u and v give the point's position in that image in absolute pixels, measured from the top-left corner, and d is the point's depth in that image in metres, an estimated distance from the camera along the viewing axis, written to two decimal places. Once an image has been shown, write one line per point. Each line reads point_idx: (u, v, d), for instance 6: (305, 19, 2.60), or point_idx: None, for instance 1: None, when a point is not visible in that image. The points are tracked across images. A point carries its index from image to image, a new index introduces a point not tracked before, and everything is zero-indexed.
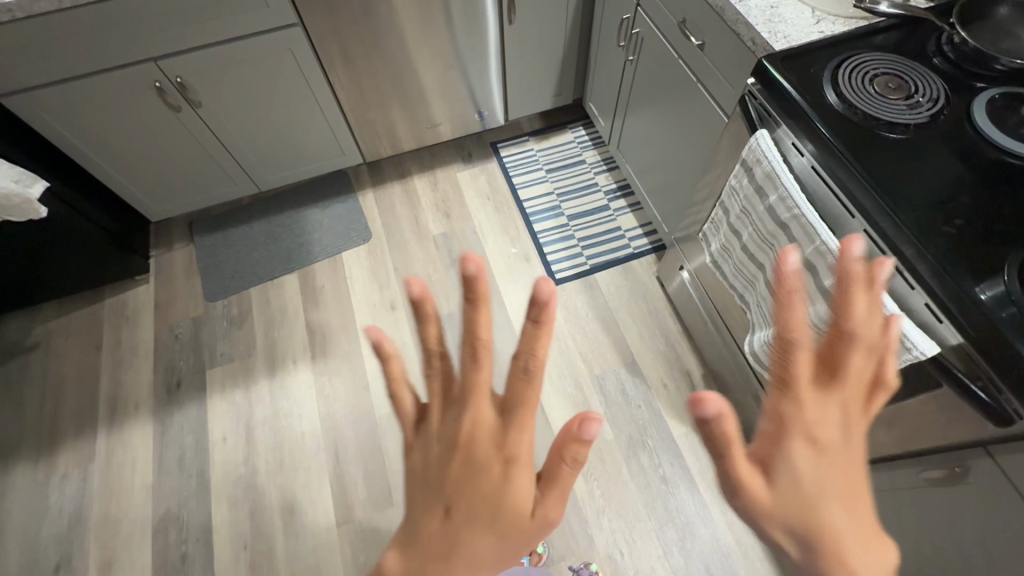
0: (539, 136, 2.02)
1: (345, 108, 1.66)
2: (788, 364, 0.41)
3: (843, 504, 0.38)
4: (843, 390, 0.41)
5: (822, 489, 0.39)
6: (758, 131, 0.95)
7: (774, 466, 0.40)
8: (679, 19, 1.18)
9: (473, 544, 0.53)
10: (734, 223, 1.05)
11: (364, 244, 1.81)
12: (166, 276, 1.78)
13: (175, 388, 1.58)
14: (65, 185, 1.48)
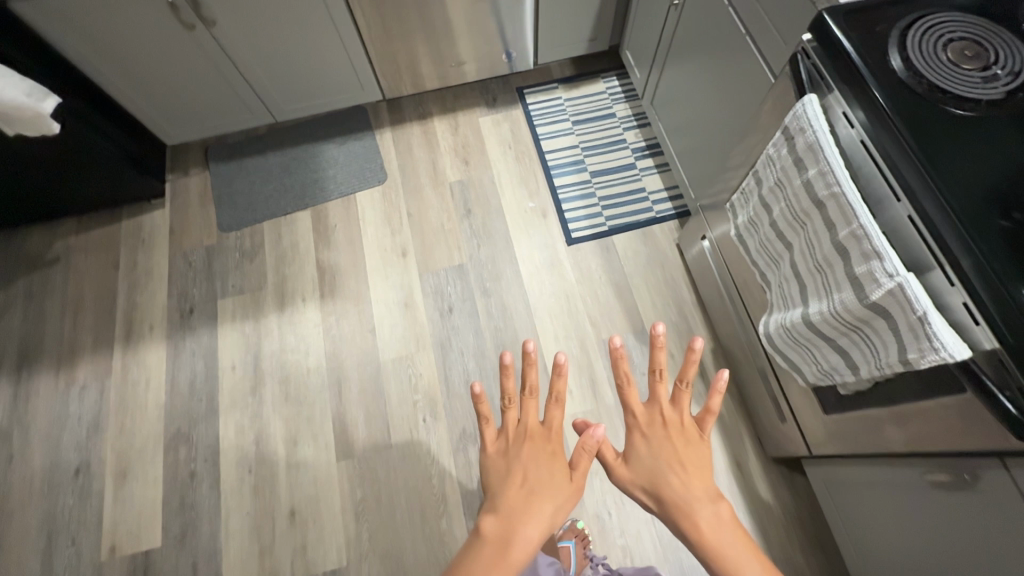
0: (569, 84, 1.89)
1: (365, 39, 1.57)
2: (628, 397, 0.72)
3: (675, 470, 0.65)
4: (659, 407, 0.71)
5: (655, 462, 0.66)
6: (807, 95, 0.85)
7: (631, 457, 0.68)
8: None
9: (545, 505, 0.63)
10: (766, 196, 0.97)
11: (379, 186, 1.77)
12: (183, 201, 1.77)
13: (188, 314, 1.60)
14: (84, 105, 1.46)
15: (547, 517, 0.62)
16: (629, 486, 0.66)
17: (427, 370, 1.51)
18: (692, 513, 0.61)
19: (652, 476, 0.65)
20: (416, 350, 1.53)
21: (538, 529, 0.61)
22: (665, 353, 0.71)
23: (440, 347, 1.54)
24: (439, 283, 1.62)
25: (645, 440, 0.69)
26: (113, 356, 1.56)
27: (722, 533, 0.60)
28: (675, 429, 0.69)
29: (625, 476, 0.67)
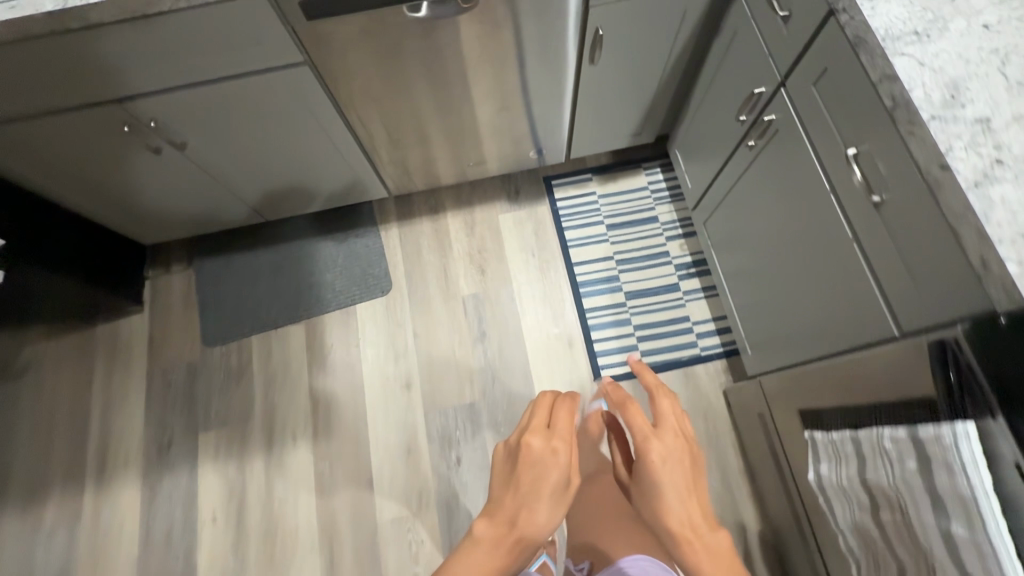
0: (605, 177, 1.63)
1: (369, 146, 1.32)
2: (637, 417, 0.73)
3: (675, 486, 0.67)
4: (667, 428, 0.72)
5: (664, 484, 0.67)
6: (962, 419, 0.61)
7: (640, 474, 0.69)
8: (851, 148, 0.79)
9: (537, 509, 0.59)
10: (871, 488, 0.75)
11: (383, 297, 1.55)
12: (163, 305, 1.57)
13: (166, 449, 1.43)
14: (33, 240, 1.24)
15: (541, 530, 0.59)
16: (639, 494, 0.70)
17: (429, 534, 1.33)
18: (682, 532, 0.64)
19: (654, 484, 0.67)
20: (419, 509, 1.35)
21: (532, 539, 0.58)
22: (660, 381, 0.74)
23: (446, 508, 1.35)
24: (447, 426, 1.42)
25: (663, 460, 0.68)
26: (83, 497, 1.40)
27: (709, 550, 0.63)
28: (684, 449, 0.70)
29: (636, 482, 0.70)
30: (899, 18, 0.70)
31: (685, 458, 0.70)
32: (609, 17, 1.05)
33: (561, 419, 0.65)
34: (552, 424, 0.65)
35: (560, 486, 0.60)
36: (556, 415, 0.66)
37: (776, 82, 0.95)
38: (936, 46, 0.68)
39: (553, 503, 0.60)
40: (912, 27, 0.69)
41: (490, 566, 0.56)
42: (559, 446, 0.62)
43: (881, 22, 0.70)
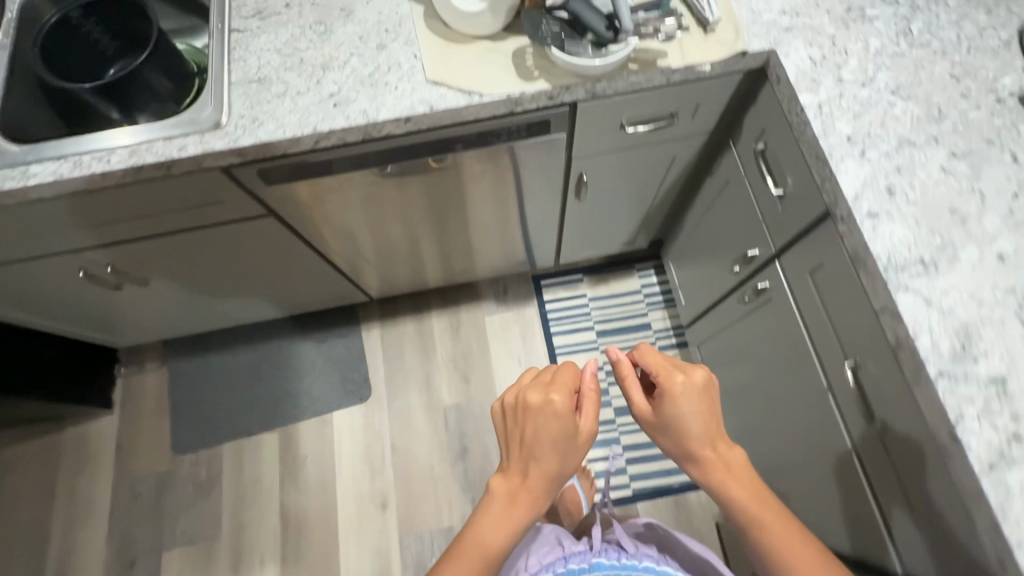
0: (596, 279, 1.56)
1: (345, 266, 1.26)
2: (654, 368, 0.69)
3: (695, 415, 0.65)
4: (685, 371, 0.68)
5: (686, 422, 0.65)
6: None
7: (665, 420, 0.67)
8: (850, 358, 0.71)
9: (549, 457, 0.61)
10: None
11: (361, 405, 1.48)
12: (133, 408, 1.51)
13: (128, 569, 1.36)
14: None
15: (555, 479, 0.61)
16: (651, 424, 0.69)
17: None
18: (699, 452, 0.65)
19: (678, 417, 0.66)
20: None
21: (546, 485, 0.61)
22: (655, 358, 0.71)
23: None
24: (423, 553, 1.34)
25: (680, 410, 0.65)
26: None
27: (725, 472, 0.65)
28: (705, 396, 0.66)
29: (644, 412, 0.69)
30: (902, 241, 0.63)
31: (708, 409, 0.66)
32: (595, 164, 0.98)
33: (561, 384, 0.65)
34: (554, 383, 0.65)
35: (562, 444, 0.61)
36: (558, 380, 0.66)
37: (770, 250, 0.87)
38: (944, 279, 0.61)
39: (560, 468, 0.62)
40: (917, 254, 0.62)
41: (514, 515, 0.61)
42: (561, 408, 0.62)
43: (883, 245, 0.63)
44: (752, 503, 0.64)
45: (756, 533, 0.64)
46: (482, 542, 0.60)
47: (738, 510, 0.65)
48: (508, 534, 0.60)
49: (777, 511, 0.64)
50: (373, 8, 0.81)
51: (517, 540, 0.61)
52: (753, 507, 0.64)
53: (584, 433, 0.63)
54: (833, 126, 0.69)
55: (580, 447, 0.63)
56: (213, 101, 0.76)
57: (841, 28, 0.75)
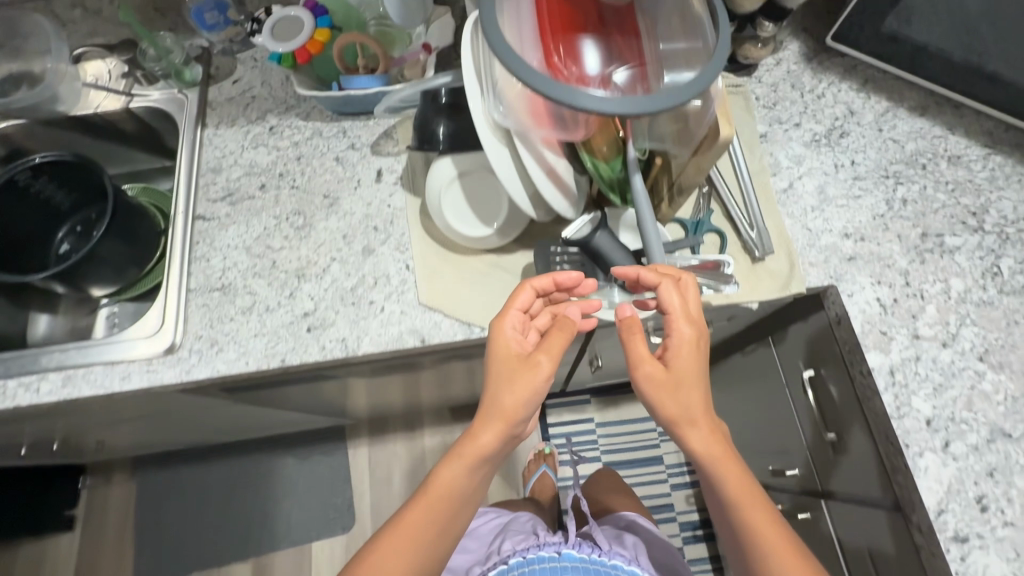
0: (603, 399, 1.40)
1: (330, 407, 1.13)
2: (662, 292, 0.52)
3: (693, 380, 0.50)
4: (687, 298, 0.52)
5: (680, 379, 0.50)
6: None
7: (663, 361, 0.51)
8: None
9: (503, 394, 0.51)
10: None
11: (343, 537, 1.36)
12: (96, 526, 1.38)
13: None
14: None
15: (508, 418, 0.51)
16: (659, 390, 0.50)
17: None
18: (693, 420, 0.50)
19: (670, 373, 0.50)
20: None
21: (500, 422, 0.51)
22: (676, 288, 0.52)
23: None
24: None
25: (671, 357, 0.51)
26: None
27: (722, 448, 0.50)
28: (697, 337, 0.52)
29: (650, 366, 0.51)
30: None
31: (700, 364, 0.51)
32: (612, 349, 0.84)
33: (520, 300, 0.55)
34: (514, 300, 0.55)
35: (507, 382, 0.51)
36: (522, 298, 0.55)
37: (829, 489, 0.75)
38: None
39: (512, 404, 0.51)
40: None
41: (471, 452, 0.51)
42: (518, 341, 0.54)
43: None
44: (750, 500, 0.50)
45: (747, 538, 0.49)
46: (435, 475, 0.52)
47: (736, 514, 0.50)
48: (466, 468, 0.52)
49: (776, 514, 0.50)
50: (362, 197, 0.70)
51: (480, 479, 0.53)
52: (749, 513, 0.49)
53: (553, 352, 0.52)
54: (909, 404, 0.57)
55: (535, 395, 0.52)
56: (166, 317, 0.64)
57: (916, 263, 0.63)
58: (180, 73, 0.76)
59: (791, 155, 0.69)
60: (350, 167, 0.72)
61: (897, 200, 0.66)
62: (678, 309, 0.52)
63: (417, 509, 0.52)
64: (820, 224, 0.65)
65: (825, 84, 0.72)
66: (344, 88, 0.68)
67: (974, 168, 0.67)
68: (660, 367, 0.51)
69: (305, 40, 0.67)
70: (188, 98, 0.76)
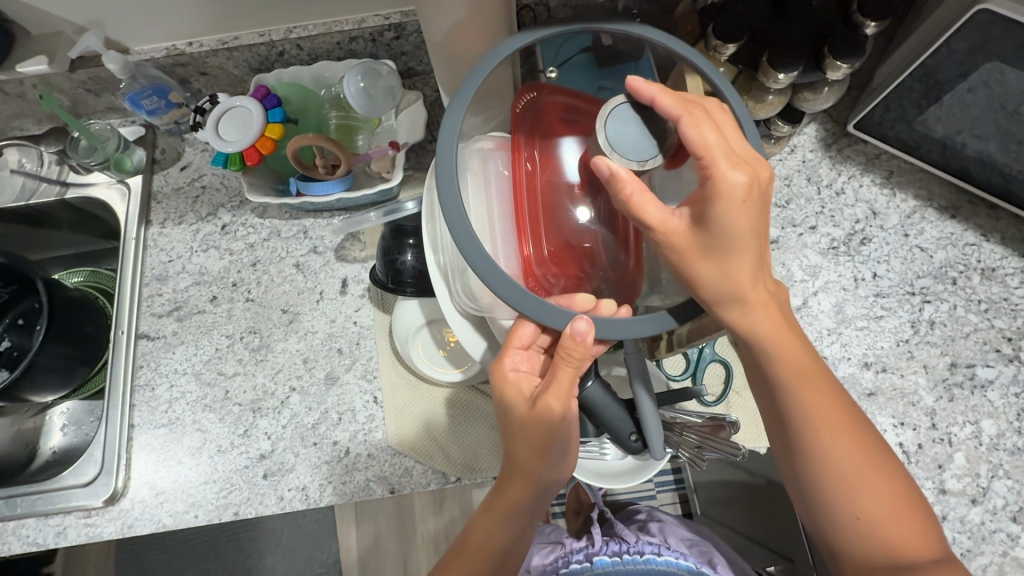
0: None
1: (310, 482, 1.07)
2: (693, 133, 0.34)
3: (734, 230, 0.34)
4: (712, 128, 0.34)
5: (722, 260, 0.35)
6: None
7: (699, 220, 0.35)
8: None
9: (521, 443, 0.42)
10: None
11: None
12: None
13: None
14: None
15: (537, 463, 0.42)
16: (681, 259, 0.36)
17: None
18: (746, 289, 0.36)
19: (714, 230, 0.35)
20: None
21: (525, 472, 0.42)
22: (704, 118, 0.34)
23: None
24: None
25: (703, 212, 0.35)
26: None
27: (776, 320, 0.38)
28: (742, 171, 0.34)
29: (682, 245, 0.36)
30: None
31: (753, 184, 0.34)
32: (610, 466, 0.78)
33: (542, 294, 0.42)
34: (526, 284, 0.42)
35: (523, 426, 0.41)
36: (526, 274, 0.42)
37: None
38: None
39: (524, 449, 0.41)
40: None
41: (501, 506, 0.44)
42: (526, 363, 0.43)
43: None
44: (812, 390, 0.39)
45: (812, 446, 0.40)
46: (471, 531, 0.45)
47: (797, 417, 0.40)
48: (496, 522, 0.44)
49: (845, 410, 0.40)
50: (324, 313, 0.63)
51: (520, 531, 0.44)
52: (812, 409, 0.39)
53: (567, 375, 0.40)
54: None
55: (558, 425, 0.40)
56: (105, 463, 0.57)
57: (942, 401, 0.56)
58: (119, 162, 0.67)
59: (805, 265, 0.61)
60: (312, 276, 0.64)
61: (923, 323, 0.59)
62: (713, 142, 0.34)
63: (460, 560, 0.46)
64: (838, 352, 0.58)
65: (845, 178, 0.64)
66: (303, 193, 0.61)
67: (1011, 283, 0.59)
68: (691, 234, 0.35)
69: (255, 139, 0.59)
70: (130, 190, 0.68)
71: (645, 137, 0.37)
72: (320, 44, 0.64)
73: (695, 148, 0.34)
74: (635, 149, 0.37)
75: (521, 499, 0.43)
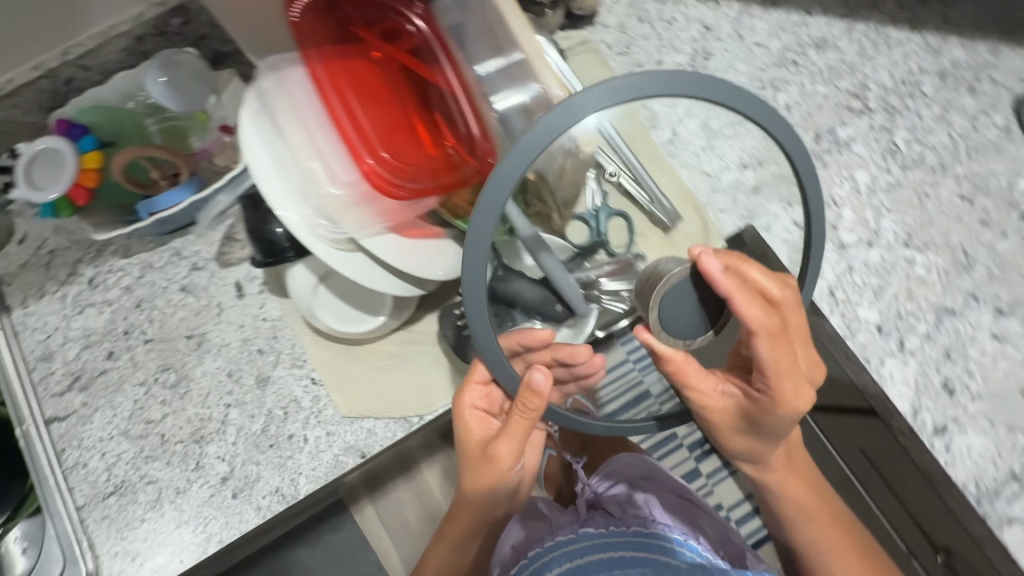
0: None
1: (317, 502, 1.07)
2: (745, 312, 0.44)
3: (784, 418, 0.49)
4: (776, 326, 0.45)
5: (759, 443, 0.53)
6: None
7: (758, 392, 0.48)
8: (938, 554, 0.64)
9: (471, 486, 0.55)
10: None
11: None
12: None
13: None
14: None
15: (476, 501, 0.56)
16: (725, 436, 0.53)
17: None
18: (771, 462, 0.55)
19: (771, 420, 0.49)
20: None
21: (475, 506, 0.57)
22: (749, 302, 0.44)
23: None
24: None
25: (755, 395, 0.49)
26: None
27: (790, 476, 0.57)
28: (795, 334, 0.46)
29: (719, 414, 0.51)
30: (984, 460, 0.52)
31: (795, 339, 0.47)
32: None
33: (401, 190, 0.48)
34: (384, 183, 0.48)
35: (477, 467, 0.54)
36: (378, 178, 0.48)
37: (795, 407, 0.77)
38: None
39: (473, 494, 0.56)
40: (1006, 468, 0.52)
41: (453, 532, 0.61)
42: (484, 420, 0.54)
43: (967, 471, 0.52)
44: (800, 489, 0.58)
45: (807, 547, 0.59)
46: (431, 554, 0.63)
47: (795, 509, 0.58)
48: (446, 546, 0.61)
49: (841, 515, 0.59)
50: (231, 323, 0.60)
51: (473, 547, 0.63)
52: (798, 497, 0.58)
53: (501, 458, 0.52)
54: (858, 319, 0.56)
55: (497, 480, 0.54)
56: (67, 552, 0.54)
57: (819, 170, 0.60)
58: None
59: None
60: (203, 293, 0.61)
61: (781, 109, 0.62)
62: (772, 325, 0.45)
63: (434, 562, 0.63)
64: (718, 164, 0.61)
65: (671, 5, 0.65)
66: (152, 212, 0.57)
67: (842, 46, 0.63)
68: (732, 411, 0.51)
69: (74, 177, 0.54)
70: None
71: (693, 315, 0.45)
72: (107, 57, 0.59)
73: (767, 363, 0.46)
74: (675, 319, 0.45)
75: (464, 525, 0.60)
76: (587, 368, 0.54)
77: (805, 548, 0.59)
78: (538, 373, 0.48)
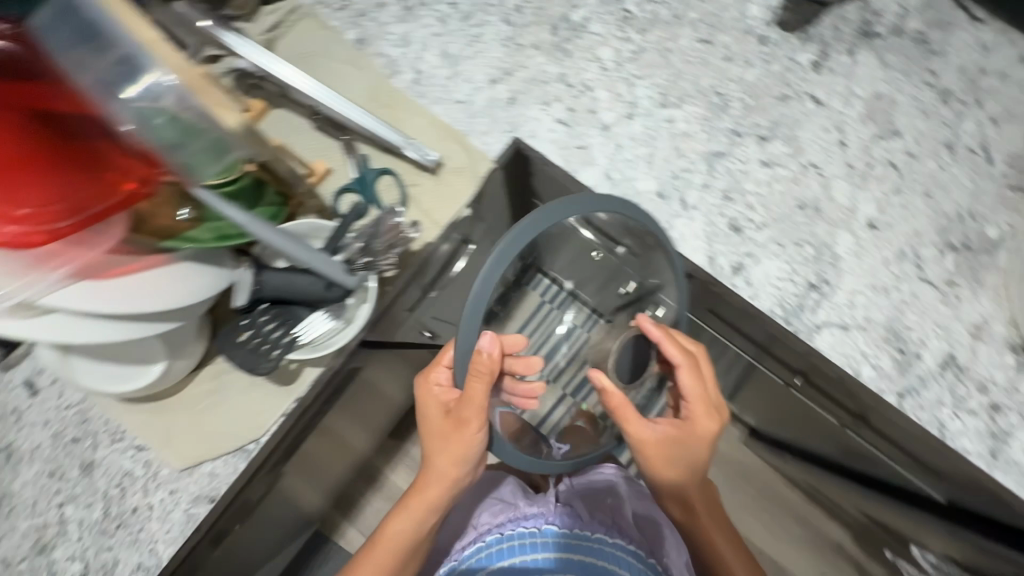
0: None
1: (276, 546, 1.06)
2: (692, 410, 0.59)
3: (697, 451, 0.60)
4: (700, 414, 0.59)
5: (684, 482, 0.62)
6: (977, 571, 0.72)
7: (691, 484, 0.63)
8: (799, 374, 0.66)
9: (438, 449, 0.61)
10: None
11: None
12: None
13: None
14: None
15: (443, 471, 0.63)
16: (655, 463, 0.60)
17: None
18: (693, 482, 0.63)
19: (698, 466, 0.61)
20: None
21: (442, 473, 0.63)
22: (688, 376, 0.59)
23: None
24: None
25: (695, 483, 0.63)
26: None
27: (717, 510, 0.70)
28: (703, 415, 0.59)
29: (649, 445, 0.58)
30: (783, 280, 0.54)
31: (700, 420, 0.59)
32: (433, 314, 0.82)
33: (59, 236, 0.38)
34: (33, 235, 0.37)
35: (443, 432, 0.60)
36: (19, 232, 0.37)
37: None
38: (841, 293, 0.53)
39: (434, 460, 0.62)
40: (804, 281, 0.54)
41: (419, 501, 0.66)
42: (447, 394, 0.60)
43: (771, 296, 0.54)
44: (706, 497, 0.68)
45: (702, 536, 0.68)
46: (387, 526, 0.67)
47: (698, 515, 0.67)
48: (411, 516, 0.66)
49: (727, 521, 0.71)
50: (34, 422, 0.56)
51: (427, 524, 0.67)
52: (701, 527, 0.67)
53: (467, 419, 0.57)
54: (639, 192, 0.56)
55: (456, 447, 0.60)
56: None
57: (564, 61, 0.59)
58: None
59: (397, 39, 0.60)
60: None
61: (512, 13, 0.60)
62: (697, 395, 0.59)
63: (399, 520, 0.66)
64: (468, 87, 0.59)
65: None
66: None
67: None
68: (662, 443, 0.59)
69: None
70: None
71: (630, 362, 0.64)
72: None
73: (693, 433, 0.59)
74: (621, 368, 0.64)
75: (418, 504, 0.66)
76: (524, 392, 0.66)
77: (694, 531, 0.68)
78: (487, 343, 0.52)
